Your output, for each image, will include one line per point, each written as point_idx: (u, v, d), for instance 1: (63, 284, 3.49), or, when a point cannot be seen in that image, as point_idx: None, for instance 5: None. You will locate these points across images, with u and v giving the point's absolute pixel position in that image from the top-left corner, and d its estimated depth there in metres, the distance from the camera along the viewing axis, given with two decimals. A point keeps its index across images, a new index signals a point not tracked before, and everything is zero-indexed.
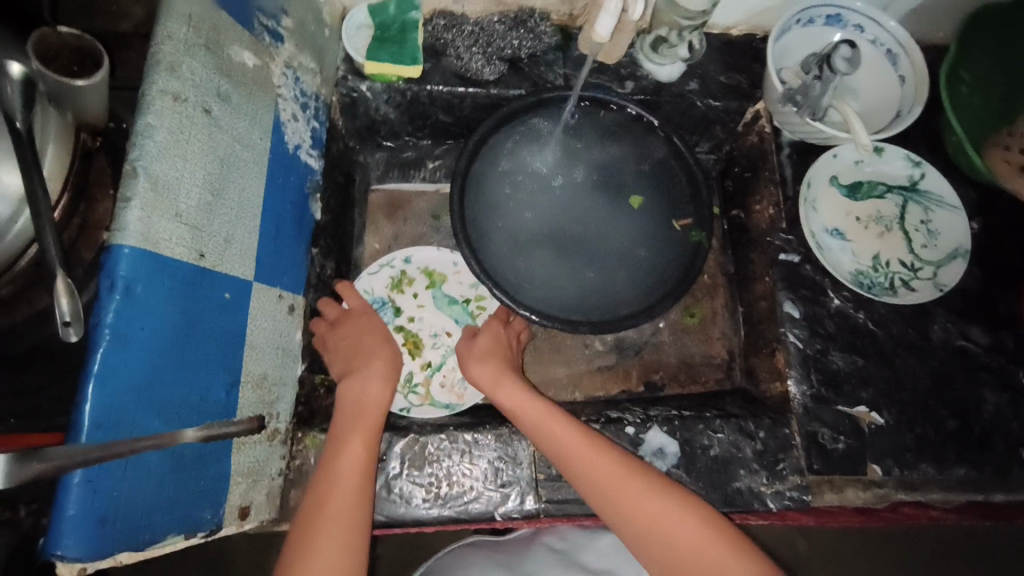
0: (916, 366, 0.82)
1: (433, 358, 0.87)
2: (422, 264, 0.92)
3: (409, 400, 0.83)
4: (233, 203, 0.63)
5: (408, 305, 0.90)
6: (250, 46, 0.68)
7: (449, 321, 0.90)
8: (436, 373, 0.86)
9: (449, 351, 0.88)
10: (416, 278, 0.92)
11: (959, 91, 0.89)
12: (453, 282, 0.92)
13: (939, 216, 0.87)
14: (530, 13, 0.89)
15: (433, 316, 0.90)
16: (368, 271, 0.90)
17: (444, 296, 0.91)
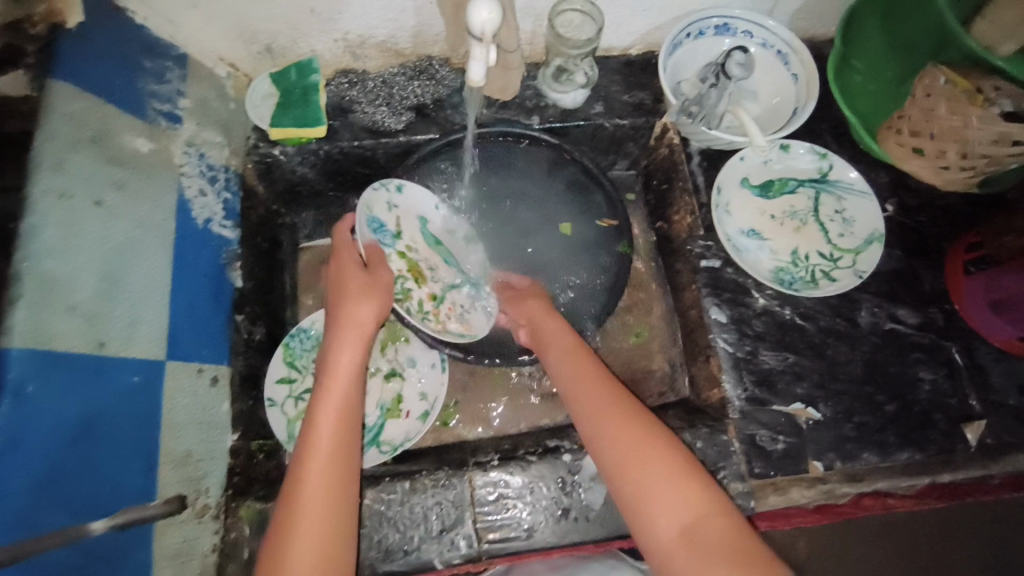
0: (849, 354, 0.82)
1: (435, 290, 0.85)
2: (416, 200, 0.87)
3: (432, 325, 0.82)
4: (137, 286, 0.64)
5: (409, 232, 0.86)
6: (144, 132, 0.70)
7: (437, 258, 0.88)
8: (442, 303, 0.85)
9: (445, 286, 0.86)
10: (408, 209, 0.86)
11: (853, 82, 0.91)
12: (437, 221, 0.89)
13: (852, 204, 0.89)
14: (429, 60, 0.91)
15: (428, 251, 0.87)
16: (372, 187, 0.81)
17: (429, 235, 0.88)
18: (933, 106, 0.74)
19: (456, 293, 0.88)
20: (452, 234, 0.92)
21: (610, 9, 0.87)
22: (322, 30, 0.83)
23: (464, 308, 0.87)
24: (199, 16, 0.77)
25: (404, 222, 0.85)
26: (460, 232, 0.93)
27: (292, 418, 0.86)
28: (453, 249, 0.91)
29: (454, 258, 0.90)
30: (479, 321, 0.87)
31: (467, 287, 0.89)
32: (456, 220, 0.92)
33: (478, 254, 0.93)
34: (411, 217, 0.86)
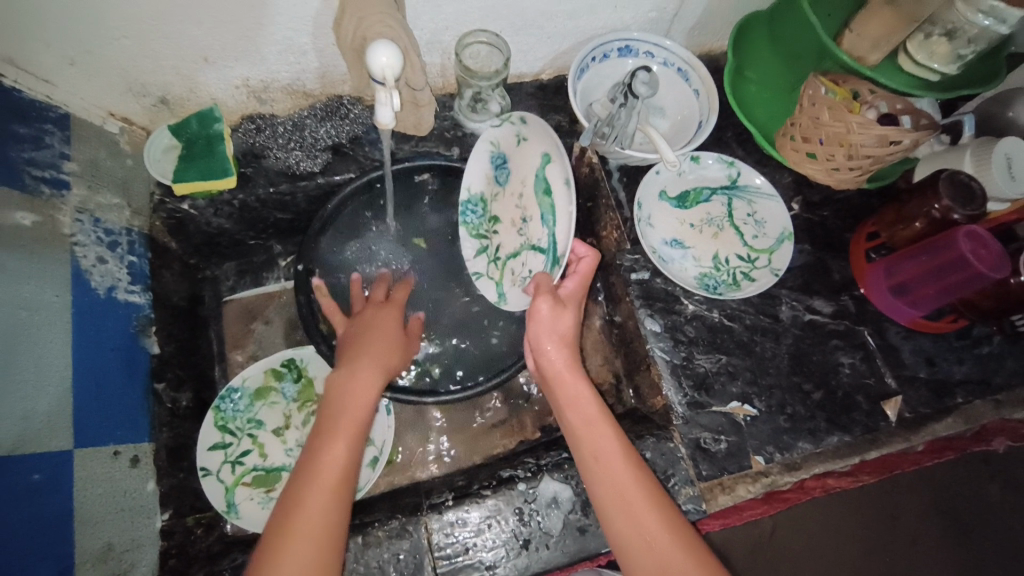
0: (775, 348, 0.87)
1: (517, 245, 0.87)
2: (540, 140, 0.85)
3: (486, 269, 0.88)
4: (29, 375, 0.60)
5: (524, 169, 0.87)
6: (24, 204, 0.65)
7: (539, 211, 0.86)
8: (513, 259, 0.87)
9: (526, 243, 0.86)
10: (534, 148, 0.85)
11: (749, 91, 0.97)
12: (556, 170, 0.83)
13: (762, 206, 0.94)
14: (340, 99, 0.88)
15: (530, 200, 0.86)
16: (493, 122, 0.87)
17: (546, 182, 0.85)
18: (818, 114, 0.80)
19: (535, 256, 0.86)
20: (568, 184, 0.81)
21: (515, 39, 0.89)
22: (220, 78, 0.80)
23: (523, 273, 0.86)
24: (82, 74, 0.73)
25: (517, 154, 0.87)
26: (573, 188, 0.80)
27: (230, 485, 0.80)
28: (557, 204, 0.83)
29: (555, 217, 0.82)
30: (520, 293, 0.85)
31: (543, 256, 0.84)
32: (573, 171, 0.80)
33: (572, 220, 0.79)
34: (537, 156, 0.85)
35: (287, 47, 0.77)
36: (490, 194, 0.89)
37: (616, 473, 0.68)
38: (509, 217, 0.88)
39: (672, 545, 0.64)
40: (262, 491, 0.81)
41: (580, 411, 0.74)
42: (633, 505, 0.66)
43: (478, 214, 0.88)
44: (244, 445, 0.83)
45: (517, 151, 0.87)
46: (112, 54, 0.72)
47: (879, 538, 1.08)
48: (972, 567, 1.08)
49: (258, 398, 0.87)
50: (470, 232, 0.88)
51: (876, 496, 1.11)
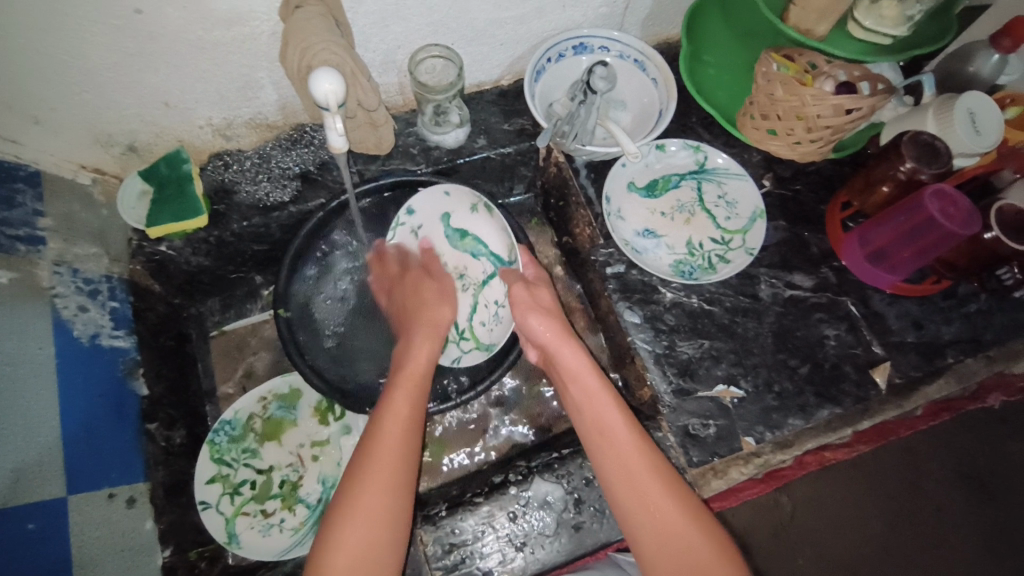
0: (757, 327, 0.86)
1: (469, 298, 0.92)
2: (429, 209, 0.94)
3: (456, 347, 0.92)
4: (18, 430, 0.62)
5: (436, 242, 0.94)
6: (0, 263, 0.67)
7: (467, 257, 0.94)
8: (474, 315, 0.92)
9: (474, 289, 0.93)
10: (429, 224, 0.94)
11: (708, 73, 0.97)
12: (458, 209, 0.94)
13: (731, 187, 0.94)
14: (303, 128, 0.90)
15: (453, 257, 0.93)
16: (387, 236, 0.92)
17: (455, 231, 0.94)
18: (772, 90, 0.80)
19: (490, 289, 0.93)
20: (476, 209, 0.93)
21: (467, 48, 0.90)
22: (183, 120, 0.82)
23: (492, 311, 0.92)
24: (48, 132, 0.75)
25: (419, 245, 0.94)
26: (482, 205, 0.93)
27: (230, 516, 0.82)
28: (478, 232, 0.94)
29: (484, 242, 0.93)
30: (503, 327, 0.91)
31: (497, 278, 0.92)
32: (473, 194, 0.93)
33: (501, 220, 0.92)
34: (435, 227, 0.94)
35: (243, 83, 0.79)
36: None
37: (615, 440, 0.70)
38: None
39: (672, 508, 0.65)
40: (261, 519, 0.84)
41: (579, 381, 0.75)
42: (630, 468, 0.68)
43: None
44: (240, 476, 0.85)
45: (419, 243, 0.94)
46: (73, 108, 0.74)
47: (890, 509, 1.06)
48: (998, 527, 1.06)
49: (250, 428, 0.88)
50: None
51: (892, 463, 1.09)
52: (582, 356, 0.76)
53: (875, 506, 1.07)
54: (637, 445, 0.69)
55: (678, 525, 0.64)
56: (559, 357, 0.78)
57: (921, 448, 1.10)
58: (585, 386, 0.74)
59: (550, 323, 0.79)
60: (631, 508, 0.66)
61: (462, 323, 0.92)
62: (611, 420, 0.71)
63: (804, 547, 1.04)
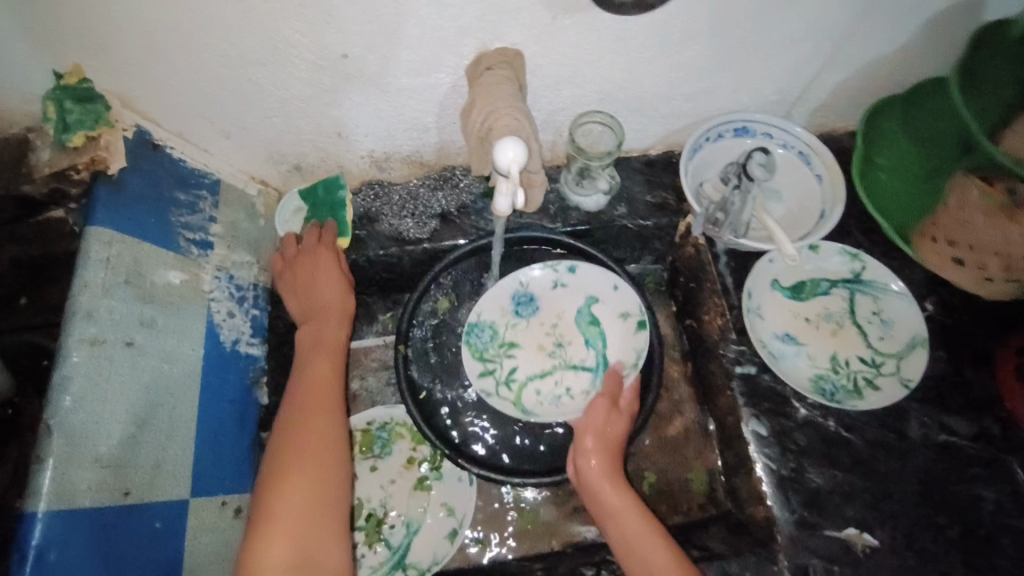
0: (900, 470, 0.78)
1: (547, 366, 0.88)
2: (592, 282, 0.90)
3: (497, 391, 0.85)
4: (163, 427, 0.64)
5: (569, 306, 0.90)
6: (176, 264, 0.71)
7: (580, 337, 0.89)
8: (536, 379, 0.87)
9: (561, 364, 0.88)
10: (575, 291, 0.91)
11: (879, 180, 0.88)
12: (613, 301, 0.89)
13: (889, 305, 0.86)
14: (453, 169, 0.92)
15: (568, 327, 0.89)
16: (534, 266, 0.90)
17: (589, 314, 0.90)
18: (969, 218, 0.72)
19: (573, 374, 0.87)
20: (625, 317, 0.88)
21: (629, 118, 0.88)
22: (348, 150, 0.86)
23: (557, 391, 0.86)
24: (233, 145, 0.81)
25: (552, 295, 0.90)
26: (634, 318, 0.88)
27: None
28: (609, 333, 0.89)
29: (604, 342, 0.88)
30: (551, 410, 0.85)
31: (589, 373, 0.87)
32: (634, 304, 0.88)
33: (642, 343, 0.85)
34: (578, 296, 0.90)
35: (411, 125, 0.82)
36: (503, 323, 0.89)
37: None
38: (532, 342, 0.88)
39: None
40: None
41: (627, 522, 0.72)
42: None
43: (486, 338, 0.88)
44: None
45: (551, 293, 0.91)
46: (260, 129, 0.79)
47: None
48: None
49: None
50: (474, 353, 0.87)
51: None
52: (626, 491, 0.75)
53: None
54: None
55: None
56: (600, 491, 0.75)
57: None
58: (631, 529, 0.72)
59: (604, 454, 0.77)
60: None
61: (520, 374, 0.87)
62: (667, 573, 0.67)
63: None
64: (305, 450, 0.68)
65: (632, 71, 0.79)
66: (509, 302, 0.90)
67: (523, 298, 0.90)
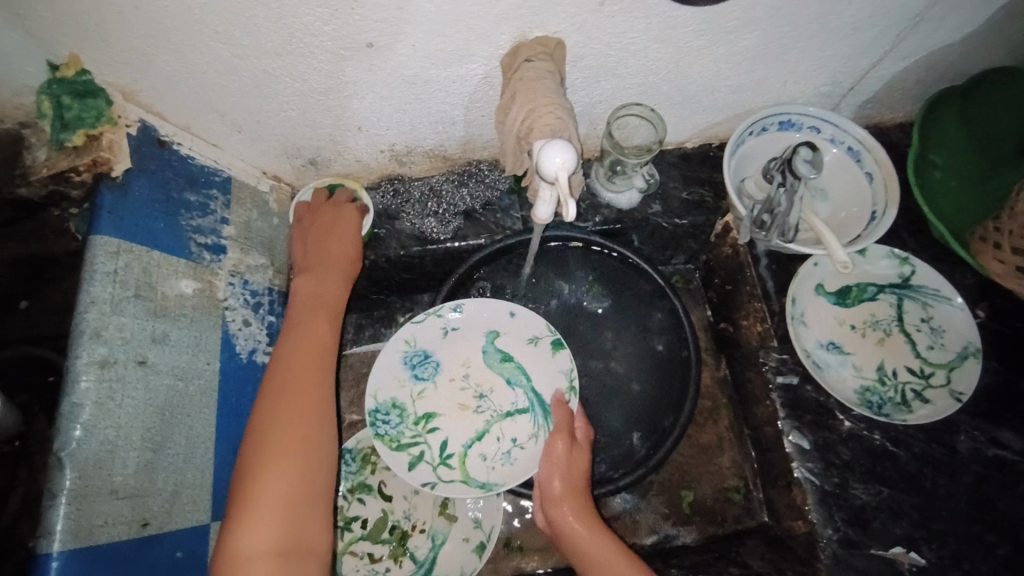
0: (950, 487, 0.74)
1: (482, 424, 0.79)
2: (473, 321, 0.83)
3: (437, 475, 0.76)
4: (180, 450, 0.60)
5: (464, 354, 0.82)
6: (188, 273, 0.66)
7: (498, 380, 0.81)
8: (474, 444, 0.78)
9: (494, 415, 0.80)
10: (472, 333, 0.82)
11: (933, 176, 0.84)
12: (513, 330, 0.82)
13: (939, 312, 0.82)
14: (479, 164, 0.87)
15: (481, 373, 0.81)
16: (413, 319, 0.81)
17: (496, 351, 0.82)
18: None
19: (511, 423, 0.80)
20: (536, 342, 0.82)
21: (669, 111, 0.83)
22: (367, 144, 0.80)
23: (503, 447, 0.78)
24: (245, 139, 0.75)
25: (441, 347, 0.82)
26: (544, 341, 0.82)
27: (338, 552, 0.80)
28: (524, 364, 0.82)
29: (529, 375, 0.81)
30: (507, 470, 0.77)
31: (526, 416, 0.79)
32: (540, 326, 0.82)
33: (567, 363, 0.81)
34: (475, 336, 0.82)
35: (436, 118, 0.76)
36: (407, 398, 0.79)
37: None
38: (450, 405, 0.80)
39: None
40: (368, 563, 0.79)
41: (609, 569, 0.68)
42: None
43: (395, 422, 0.78)
44: (354, 510, 0.83)
45: (445, 345, 0.82)
46: (276, 123, 0.73)
47: None
48: None
49: (369, 463, 0.85)
50: (390, 444, 0.77)
51: None
52: (595, 525, 0.71)
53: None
54: None
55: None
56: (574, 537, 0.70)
57: None
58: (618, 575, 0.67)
59: (574, 495, 0.72)
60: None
61: (453, 446, 0.78)
62: None
63: None
64: (296, 423, 0.62)
65: (678, 61, 0.73)
66: (405, 370, 0.80)
67: (416, 358, 0.81)
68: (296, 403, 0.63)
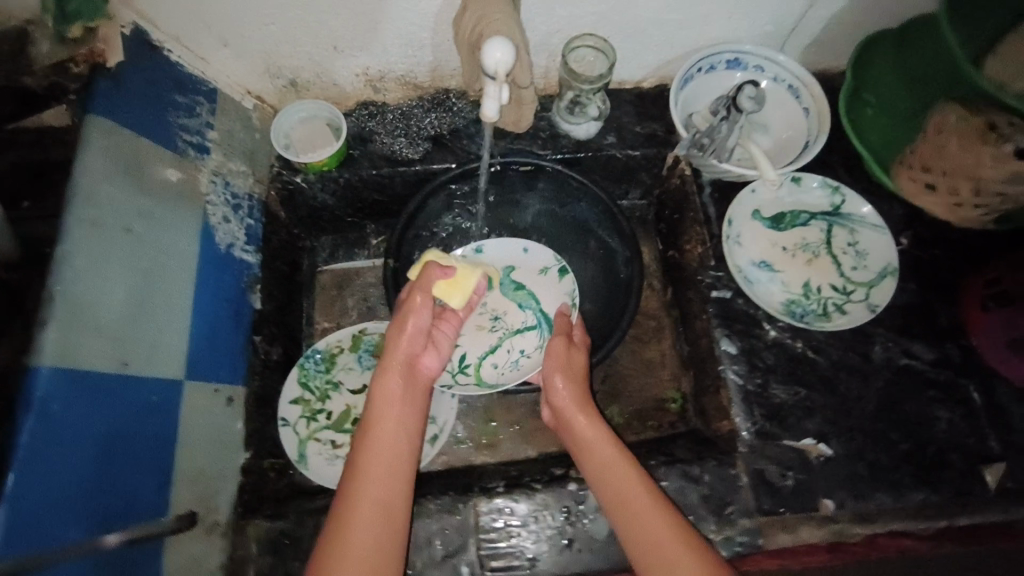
0: (862, 389, 0.81)
1: (496, 339, 0.91)
2: (495, 254, 0.94)
3: (455, 379, 0.88)
4: (159, 312, 0.69)
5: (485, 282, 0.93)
6: (174, 163, 0.74)
7: (512, 305, 0.93)
8: (488, 355, 0.90)
9: (506, 333, 0.91)
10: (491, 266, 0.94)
11: (866, 114, 0.90)
12: (527, 263, 0.94)
13: (864, 237, 0.88)
14: (447, 93, 0.93)
15: (497, 299, 0.92)
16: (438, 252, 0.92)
17: (511, 281, 0.93)
18: (945, 143, 0.74)
19: (521, 338, 0.91)
20: (545, 271, 0.93)
21: (621, 45, 0.90)
22: (342, 66, 0.87)
23: (512, 356, 0.90)
24: (230, 54, 0.82)
25: None
26: (552, 269, 0.93)
27: (304, 438, 0.87)
28: (536, 291, 0.93)
29: (537, 299, 0.92)
30: (513, 375, 0.88)
31: (534, 331, 0.91)
32: (549, 257, 0.93)
33: (569, 288, 0.92)
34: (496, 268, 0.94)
35: (405, 40, 0.83)
36: None
37: (642, 513, 0.67)
38: (468, 326, 0.91)
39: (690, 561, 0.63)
40: (331, 448, 0.87)
41: (599, 450, 0.74)
42: (661, 545, 0.65)
43: None
44: (321, 403, 0.90)
45: None
46: (259, 39, 0.81)
47: None
48: None
49: (338, 362, 0.94)
50: None
51: None
52: (593, 415, 0.77)
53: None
54: (657, 500, 0.69)
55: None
56: (573, 423, 0.76)
57: None
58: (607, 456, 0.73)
59: (571, 387, 0.77)
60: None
61: (470, 358, 0.90)
62: (625, 477, 0.70)
63: None
64: (372, 481, 0.66)
65: None
66: None
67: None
68: (372, 463, 0.67)
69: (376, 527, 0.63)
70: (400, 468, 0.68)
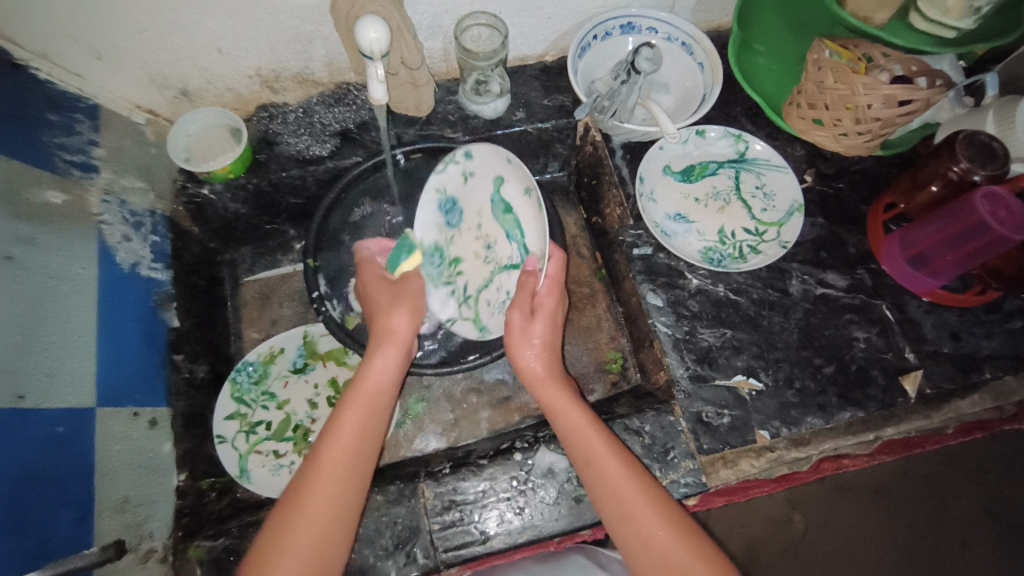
0: (783, 323, 0.84)
1: (486, 274, 0.82)
2: (485, 165, 0.78)
3: (458, 312, 0.84)
4: (56, 338, 0.65)
5: (479, 202, 0.80)
6: (54, 184, 0.71)
7: (501, 232, 0.80)
8: (484, 290, 0.82)
9: (495, 267, 0.81)
10: (483, 175, 0.79)
11: (757, 63, 0.95)
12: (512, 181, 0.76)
13: (770, 179, 0.91)
14: (347, 87, 0.92)
15: (489, 225, 0.80)
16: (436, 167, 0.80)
17: (502, 200, 0.78)
18: (822, 78, 0.78)
19: (509, 275, 0.80)
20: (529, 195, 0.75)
21: (514, 19, 0.90)
22: (232, 68, 0.85)
23: (499, 297, 0.81)
24: (110, 68, 0.79)
25: (466, 192, 0.81)
26: (535, 195, 0.74)
27: (243, 453, 0.86)
28: (522, 217, 0.77)
29: (521, 231, 0.77)
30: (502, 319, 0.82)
31: (518, 272, 0.78)
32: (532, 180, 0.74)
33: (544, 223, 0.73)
34: (486, 181, 0.79)
35: (293, 34, 0.81)
36: (443, 241, 0.83)
37: (609, 475, 0.67)
38: (470, 252, 0.82)
39: (660, 527, 0.64)
40: (273, 459, 0.87)
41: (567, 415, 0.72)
42: (626, 508, 0.65)
43: (437, 263, 0.83)
44: (257, 416, 0.89)
45: (467, 188, 0.81)
46: (136, 49, 0.77)
47: (871, 526, 1.11)
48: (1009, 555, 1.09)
49: (270, 372, 0.92)
50: (431, 283, 0.83)
51: (885, 482, 1.13)
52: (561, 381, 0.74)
53: (847, 510, 1.11)
54: (628, 466, 0.67)
55: (677, 554, 0.62)
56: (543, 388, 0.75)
57: (908, 470, 1.14)
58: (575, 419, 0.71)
59: (546, 355, 0.76)
60: (631, 536, 0.64)
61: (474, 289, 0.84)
62: (596, 440, 0.69)
63: (800, 545, 1.10)
64: (340, 442, 0.65)
65: None
66: (439, 215, 0.82)
67: (445, 202, 0.82)
68: (345, 426, 0.67)
69: (338, 484, 0.63)
70: (372, 433, 0.68)
